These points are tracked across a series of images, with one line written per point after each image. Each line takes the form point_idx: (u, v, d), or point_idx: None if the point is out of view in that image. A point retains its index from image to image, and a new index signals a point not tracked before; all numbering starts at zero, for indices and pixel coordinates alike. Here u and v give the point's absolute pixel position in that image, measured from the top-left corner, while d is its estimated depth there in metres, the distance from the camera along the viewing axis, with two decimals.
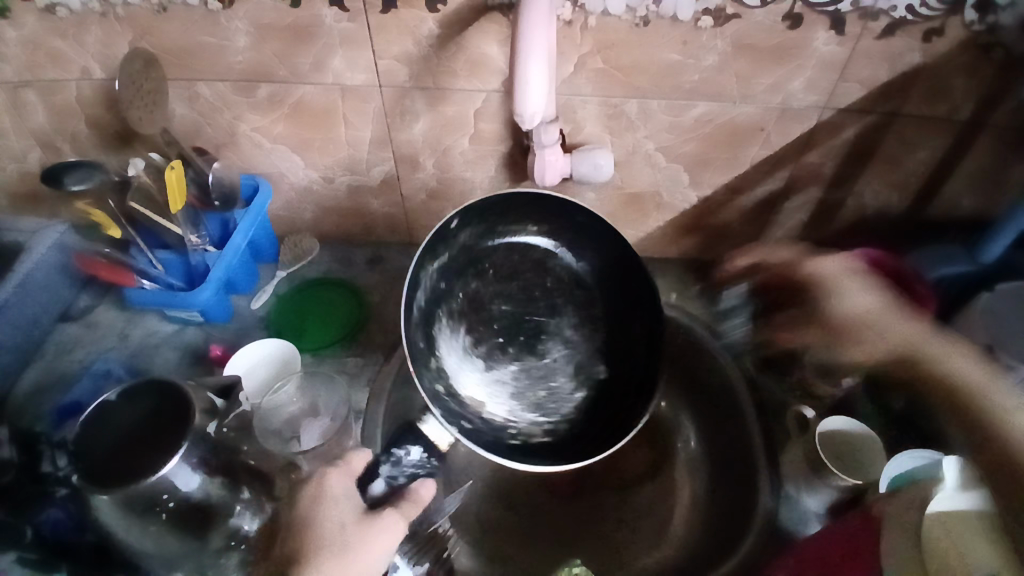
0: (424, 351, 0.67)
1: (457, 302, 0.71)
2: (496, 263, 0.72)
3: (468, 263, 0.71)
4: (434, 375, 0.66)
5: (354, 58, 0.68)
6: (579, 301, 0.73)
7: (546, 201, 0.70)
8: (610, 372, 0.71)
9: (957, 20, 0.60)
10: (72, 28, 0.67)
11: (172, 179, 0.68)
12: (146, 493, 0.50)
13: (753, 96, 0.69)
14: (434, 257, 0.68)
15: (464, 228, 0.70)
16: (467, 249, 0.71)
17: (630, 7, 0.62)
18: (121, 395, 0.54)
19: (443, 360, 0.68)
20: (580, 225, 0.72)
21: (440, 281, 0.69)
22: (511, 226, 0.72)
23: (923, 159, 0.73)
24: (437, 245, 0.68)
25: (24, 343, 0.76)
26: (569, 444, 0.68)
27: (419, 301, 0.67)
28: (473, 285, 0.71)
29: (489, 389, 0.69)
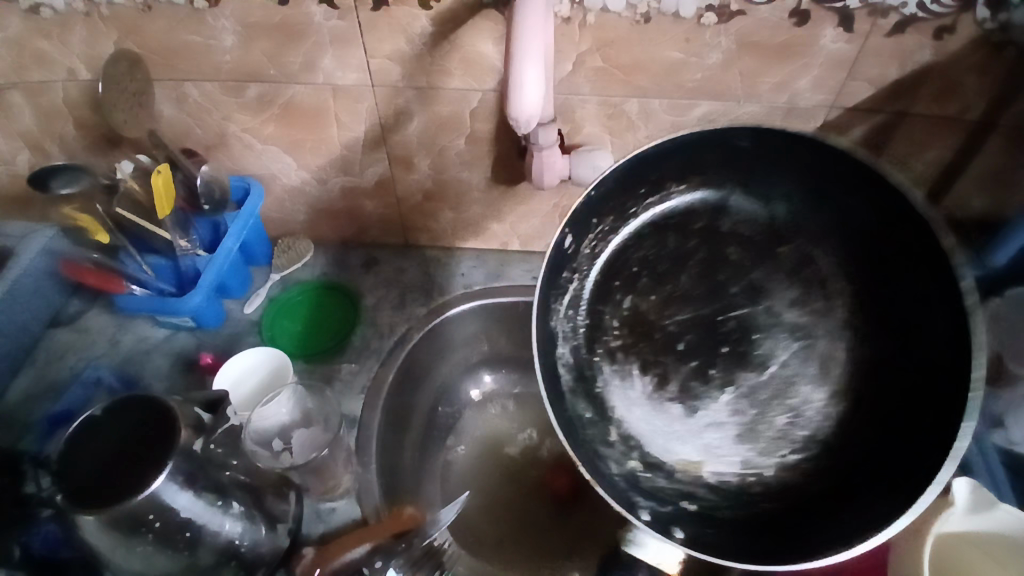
0: (593, 421, 0.57)
1: (615, 331, 0.59)
2: (647, 258, 0.60)
3: (611, 274, 0.60)
4: (620, 453, 0.56)
5: (345, 57, 0.66)
6: (791, 262, 0.58)
7: (708, 149, 0.57)
8: (873, 351, 0.55)
9: (971, 17, 0.58)
10: (55, 28, 0.65)
11: (159, 184, 0.67)
12: (132, 513, 0.49)
13: (757, 96, 0.67)
14: (560, 287, 0.59)
15: (586, 237, 0.59)
16: (602, 259, 0.60)
17: (629, 4, 0.60)
18: (106, 410, 0.53)
19: (625, 424, 0.57)
20: (733, 153, 0.57)
21: (580, 317, 0.59)
22: (656, 194, 0.60)
23: (933, 160, 0.71)
24: (560, 272, 0.58)
25: (14, 350, 0.75)
26: (863, 496, 0.50)
27: (564, 355, 0.58)
28: (626, 301, 0.60)
29: (702, 442, 0.55)
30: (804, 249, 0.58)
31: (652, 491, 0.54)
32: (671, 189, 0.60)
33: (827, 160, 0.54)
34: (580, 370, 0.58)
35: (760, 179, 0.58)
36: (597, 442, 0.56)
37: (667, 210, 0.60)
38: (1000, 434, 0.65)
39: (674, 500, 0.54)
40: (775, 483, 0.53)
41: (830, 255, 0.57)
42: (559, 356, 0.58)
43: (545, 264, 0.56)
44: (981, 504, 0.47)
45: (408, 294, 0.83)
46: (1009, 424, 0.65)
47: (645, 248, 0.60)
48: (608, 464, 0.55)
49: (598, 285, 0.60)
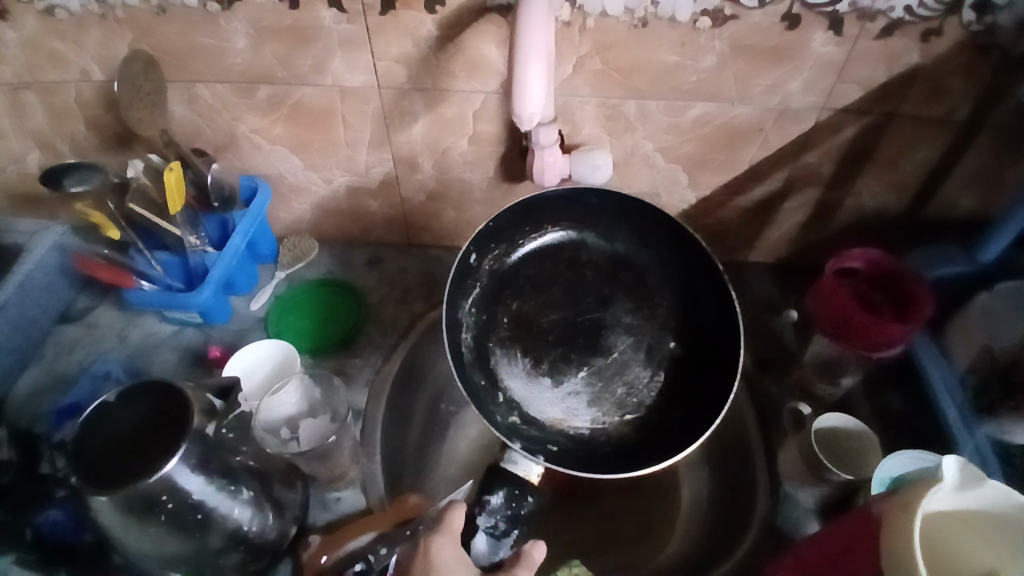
0: (487, 387, 0.68)
1: (504, 327, 0.72)
2: (530, 275, 0.75)
3: (501, 284, 0.74)
4: (505, 409, 0.68)
5: (353, 58, 0.68)
6: (631, 285, 0.74)
7: (577, 199, 0.73)
8: (683, 347, 0.71)
9: (955, 21, 0.60)
10: (73, 30, 0.67)
11: (171, 180, 0.69)
12: (145, 494, 0.50)
13: (751, 97, 0.69)
14: (467, 292, 0.72)
15: (485, 255, 0.73)
16: (495, 275, 0.74)
17: (628, 8, 0.62)
18: (121, 396, 0.54)
19: (510, 390, 0.69)
20: (595, 211, 0.74)
21: (479, 313, 0.72)
22: (536, 231, 0.75)
23: (922, 159, 0.73)
24: (466, 279, 0.72)
25: (23, 344, 0.76)
26: (672, 439, 0.66)
27: (466, 339, 0.70)
28: (514, 305, 0.73)
29: (565, 404, 0.69)
30: (641, 275, 0.74)
31: (526, 437, 0.66)
32: (548, 227, 0.75)
33: (647, 220, 0.73)
34: (478, 350, 0.70)
35: (607, 219, 0.74)
36: (487, 401, 0.68)
37: (545, 243, 0.75)
38: (991, 425, 0.67)
39: (543, 443, 0.66)
40: (615, 435, 0.68)
41: (660, 283, 0.74)
42: (461, 340, 0.70)
43: (451, 270, 0.69)
44: (968, 480, 0.47)
45: (412, 291, 0.84)
46: (1000, 414, 0.66)
47: (528, 266, 0.75)
48: (495, 415, 0.67)
49: (492, 292, 0.73)
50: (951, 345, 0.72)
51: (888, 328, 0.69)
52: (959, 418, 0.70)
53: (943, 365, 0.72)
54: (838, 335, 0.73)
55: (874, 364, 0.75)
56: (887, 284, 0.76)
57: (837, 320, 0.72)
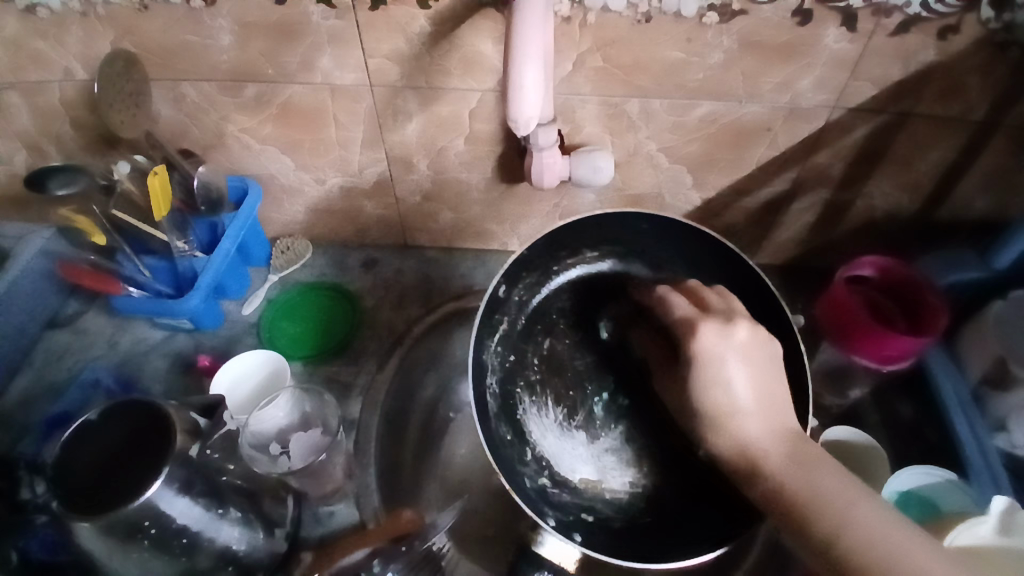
0: (513, 442, 0.60)
1: (534, 368, 0.64)
2: (565, 309, 0.66)
3: (533, 320, 0.66)
4: (534, 470, 0.60)
5: (343, 56, 0.65)
6: None
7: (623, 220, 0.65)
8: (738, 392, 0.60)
9: (975, 17, 0.57)
10: (52, 28, 0.64)
11: (156, 185, 0.66)
12: (128, 519, 0.48)
13: (759, 96, 0.66)
14: (494, 332, 0.64)
15: (515, 286, 0.65)
16: (529, 309, 0.66)
17: (630, 4, 0.59)
18: (104, 415, 0.53)
19: (539, 446, 0.61)
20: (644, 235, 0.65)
21: (506, 354, 0.64)
22: (573, 258, 0.67)
23: (936, 160, 0.70)
24: (493, 314, 0.64)
25: (11, 352, 0.74)
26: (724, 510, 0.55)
27: (491, 385, 0.62)
28: (547, 344, 0.65)
29: (600, 464, 0.60)
30: None
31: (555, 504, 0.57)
32: (585, 254, 0.67)
33: (692, 241, 0.64)
34: (505, 400, 0.62)
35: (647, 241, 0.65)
36: (516, 457, 0.60)
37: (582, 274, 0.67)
38: (1003, 436, 0.65)
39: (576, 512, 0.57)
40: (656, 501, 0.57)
41: None
42: (489, 385, 0.62)
43: (481, 305, 0.62)
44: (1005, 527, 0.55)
45: (408, 295, 0.82)
46: (1012, 426, 0.64)
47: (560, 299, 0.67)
48: (523, 479, 0.58)
49: (525, 326, 0.66)
50: (963, 354, 0.70)
51: (899, 339, 0.66)
52: (970, 431, 0.67)
53: (954, 376, 0.70)
54: (847, 346, 0.70)
55: (883, 374, 0.73)
56: (897, 291, 0.73)
57: (846, 330, 0.69)
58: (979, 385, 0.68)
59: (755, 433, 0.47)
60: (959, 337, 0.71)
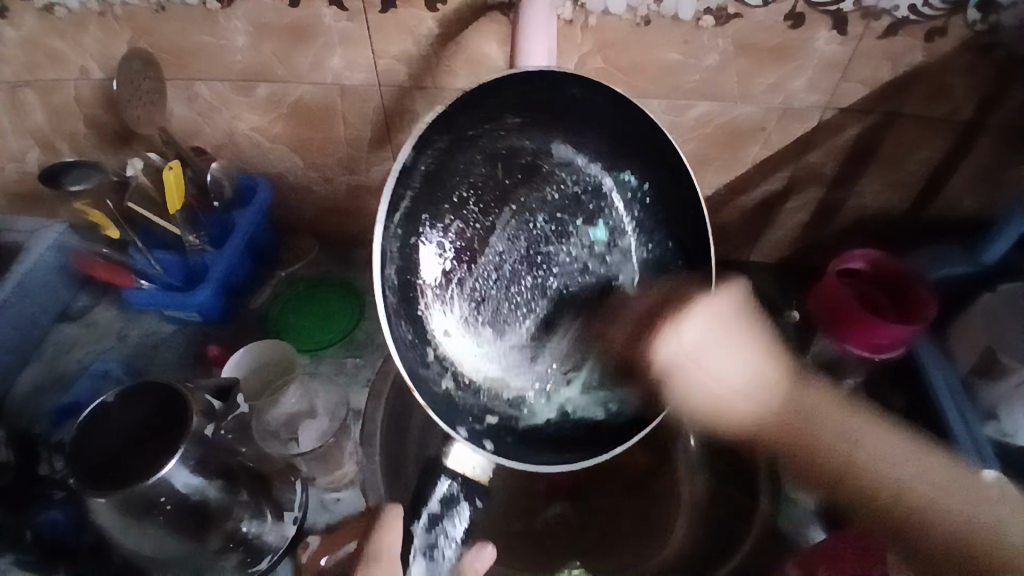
0: (414, 344, 0.54)
1: (441, 260, 0.57)
2: (474, 186, 0.57)
3: (431, 188, 0.54)
4: (436, 373, 0.56)
5: (353, 57, 0.68)
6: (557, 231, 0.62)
7: (539, 89, 0.54)
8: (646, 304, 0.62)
9: (961, 20, 0.60)
10: (70, 28, 0.67)
11: (170, 179, 0.68)
12: (144, 496, 0.49)
13: (754, 96, 0.69)
14: (420, 220, 0.54)
15: (424, 150, 0.51)
16: (428, 175, 0.53)
17: (630, 7, 0.62)
18: (120, 398, 0.54)
19: (440, 348, 0.57)
20: (577, 103, 0.56)
21: (403, 233, 0.52)
22: (486, 125, 0.55)
23: (924, 159, 0.73)
24: (399, 189, 0.51)
25: (22, 343, 0.76)
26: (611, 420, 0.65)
27: (390, 277, 0.52)
28: (451, 223, 0.57)
29: (507, 360, 0.62)
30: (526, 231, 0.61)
31: (461, 410, 0.57)
32: (507, 120, 0.56)
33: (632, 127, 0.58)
34: (404, 293, 0.53)
35: (582, 137, 0.59)
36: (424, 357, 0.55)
37: (501, 145, 0.57)
38: (994, 425, 0.67)
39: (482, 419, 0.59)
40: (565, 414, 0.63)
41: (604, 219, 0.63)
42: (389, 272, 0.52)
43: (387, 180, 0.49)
44: None
45: None
46: (1001, 415, 0.66)
47: (462, 157, 0.55)
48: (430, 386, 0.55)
49: (418, 200, 0.53)
50: (952, 346, 0.72)
51: (890, 327, 0.69)
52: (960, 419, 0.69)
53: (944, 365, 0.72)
54: (839, 335, 0.72)
55: (877, 365, 0.75)
56: (889, 284, 0.75)
57: (839, 320, 0.72)
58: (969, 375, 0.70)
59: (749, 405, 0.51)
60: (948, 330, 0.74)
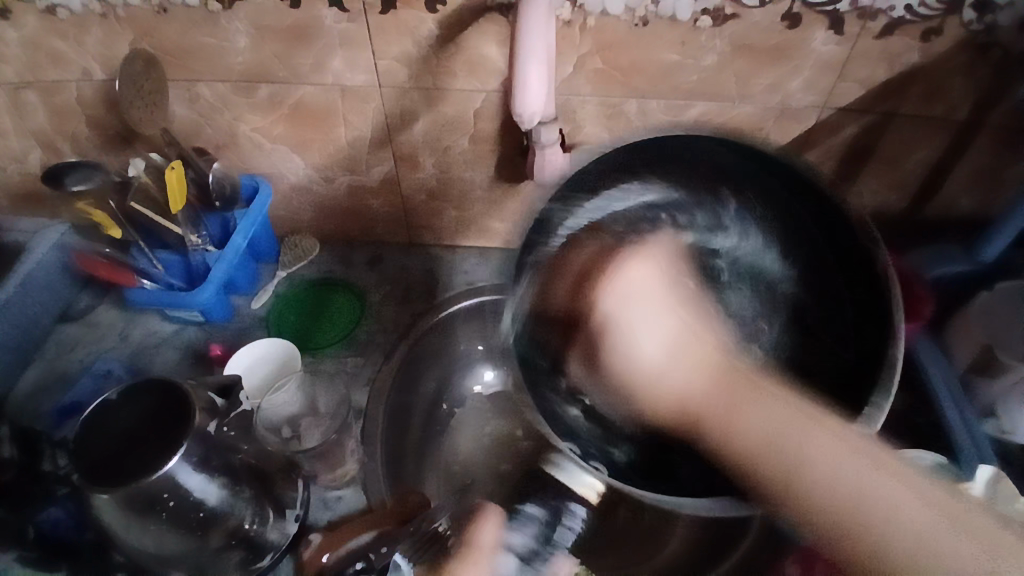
0: (541, 373, 0.49)
1: (557, 311, 0.50)
2: (618, 230, 0.51)
3: (567, 248, 0.50)
4: (563, 400, 0.49)
5: (354, 57, 0.68)
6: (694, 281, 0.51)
7: (677, 148, 0.50)
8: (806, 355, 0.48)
9: (956, 20, 0.60)
10: (72, 29, 0.67)
11: (172, 179, 0.69)
12: (147, 492, 0.50)
13: (752, 96, 0.69)
14: (540, 252, 0.50)
15: (563, 205, 0.50)
16: (564, 230, 0.50)
17: (628, 8, 0.62)
18: (122, 395, 0.54)
19: (580, 397, 0.49)
20: (709, 165, 0.50)
21: (530, 285, 0.50)
22: (620, 185, 0.51)
23: (922, 159, 0.73)
24: (534, 234, 0.50)
25: (23, 343, 0.76)
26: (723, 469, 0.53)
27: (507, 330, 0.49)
28: (574, 270, 0.50)
29: (599, 412, 0.50)
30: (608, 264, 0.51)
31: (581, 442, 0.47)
32: (633, 182, 0.51)
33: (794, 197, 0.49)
34: (524, 345, 0.49)
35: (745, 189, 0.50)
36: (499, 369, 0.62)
37: (643, 201, 0.51)
38: (992, 423, 0.68)
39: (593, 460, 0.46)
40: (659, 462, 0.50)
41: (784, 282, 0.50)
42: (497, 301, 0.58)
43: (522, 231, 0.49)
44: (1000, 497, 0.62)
45: (413, 291, 0.85)
46: (1000, 412, 0.67)
47: (587, 204, 0.50)
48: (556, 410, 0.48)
49: (545, 253, 0.50)
50: (952, 344, 0.72)
51: None
52: (959, 417, 0.68)
53: (943, 364, 0.72)
54: None
55: None
56: None
57: None
58: (967, 373, 0.70)
59: (671, 385, 0.47)
60: (948, 327, 0.73)
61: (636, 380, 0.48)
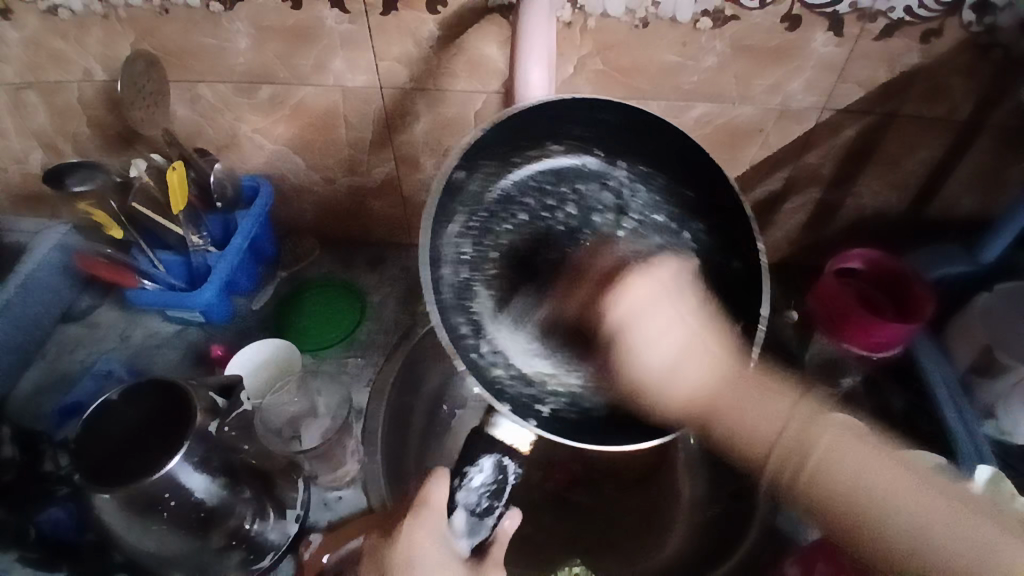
0: (464, 334, 0.55)
1: (494, 260, 0.58)
2: (531, 193, 0.58)
3: (497, 208, 0.57)
4: (489, 361, 0.56)
5: (355, 58, 0.68)
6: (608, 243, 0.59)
7: (589, 106, 0.55)
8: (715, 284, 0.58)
9: (956, 21, 0.60)
10: (73, 29, 0.67)
11: (173, 180, 0.69)
12: (147, 492, 0.50)
13: (752, 97, 0.69)
14: (454, 215, 0.55)
15: (475, 171, 0.55)
16: (488, 199, 0.57)
17: (629, 9, 0.63)
18: (122, 395, 0.54)
19: (494, 340, 0.57)
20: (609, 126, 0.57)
21: (465, 247, 0.56)
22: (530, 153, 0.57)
23: (922, 160, 0.73)
24: (452, 198, 0.54)
25: (24, 344, 0.76)
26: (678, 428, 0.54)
27: (446, 276, 0.55)
28: (508, 238, 0.58)
29: (559, 357, 0.58)
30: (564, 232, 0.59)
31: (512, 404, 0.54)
32: (551, 147, 0.57)
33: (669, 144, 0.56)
34: (460, 291, 0.56)
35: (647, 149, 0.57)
36: (471, 353, 0.55)
37: (551, 164, 0.58)
38: (992, 424, 0.68)
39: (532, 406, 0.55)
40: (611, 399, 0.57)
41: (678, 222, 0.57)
42: (443, 280, 0.54)
43: (433, 187, 0.51)
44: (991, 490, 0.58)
45: (413, 292, 0.85)
46: (1000, 413, 0.66)
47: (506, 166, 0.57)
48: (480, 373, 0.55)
49: (484, 217, 0.57)
50: (952, 345, 0.72)
51: (889, 326, 0.70)
52: (960, 419, 0.68)
53: (944, 366, 0.72)
54: (838, 335, 0.74)
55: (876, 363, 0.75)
56: (886, 281, 0.76)
57: (838, 319, 0.73)
58: (967, 373, 0.70)
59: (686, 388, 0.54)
60: (947, 328, 0.74)
61: (667, 384, 0.54)
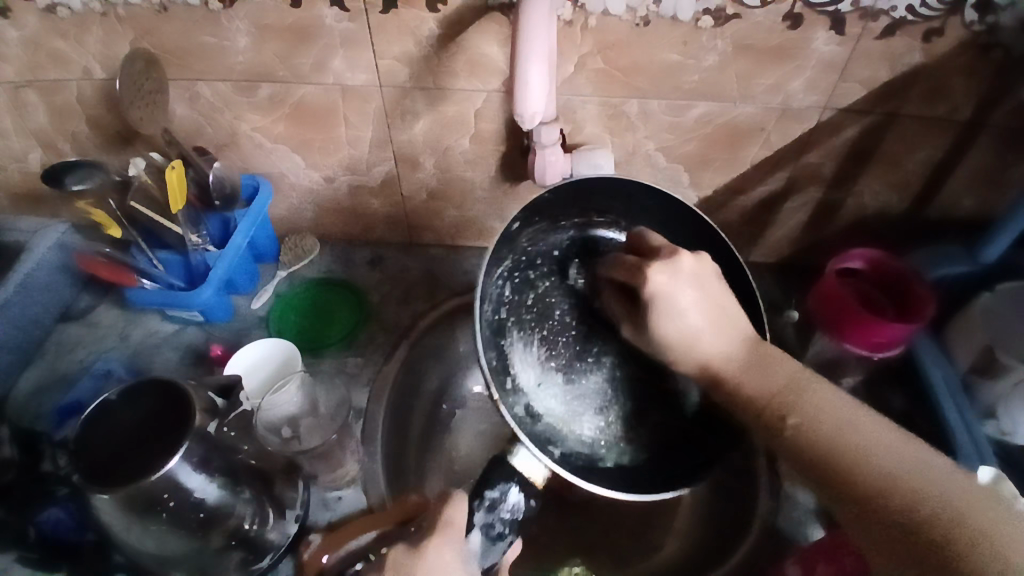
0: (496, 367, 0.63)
1: (529, 307, 0.66)
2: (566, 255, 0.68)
3: (537, 258, 0.67)
4: (510, 399, 0.62)
5: (354, 57, 0.68)
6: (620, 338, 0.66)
7: (623, 188, 0.65)
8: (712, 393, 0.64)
9: (958, 20, 0.60)
10: (72, 28, 0.67)
11: (172, 179, 0.68)
12: (147, 492, 0.50)
13: (753, 97, 0.69)
14: (502, 257, 0.64)
15: (529, 226, 0.65)
16: (536, 250, 0.67)
17: (630, 8, 0.62)
18: (121, 395, 0.54)
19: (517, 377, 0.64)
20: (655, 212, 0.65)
21: (507, 288, 0.66)
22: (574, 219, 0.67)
23: (923, 160, 0.73)
24: (504, 245, 0.64)
25: (24, 344, 0.76)
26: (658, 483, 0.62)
27: (487, 309, 0.63)
28: (543, 288, 0.67)
29: (570, 408, 0.65)
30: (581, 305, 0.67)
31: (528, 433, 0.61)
32: (593, 217, 0.67)
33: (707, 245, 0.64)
34: (496, 326, 0.64)
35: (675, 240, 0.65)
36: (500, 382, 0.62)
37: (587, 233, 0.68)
38: (992, 424, 0.68)
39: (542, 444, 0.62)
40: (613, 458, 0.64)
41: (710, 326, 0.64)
42: (483, 313, 0.63)
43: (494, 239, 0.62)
44: None
45: (413, 291, 0.85)
46: (1000, 414, 0.66)
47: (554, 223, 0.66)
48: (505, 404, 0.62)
49: (524, 267, 0.67)
50: (952, 344, 0.72)
51: (890, 326, 0.69)
52: (960, 417, 0.68)
53: (944, 364, 0.72)
54: (839, 335, 0.73)
55: (875, 363, 0.75)
56: (885, 281, 0.76)
57: (839, 319, 0.72)
58: (968, 373, 0.70)
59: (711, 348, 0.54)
60: (948, 328, 0.74)
61: (691, 345, 0.54)
